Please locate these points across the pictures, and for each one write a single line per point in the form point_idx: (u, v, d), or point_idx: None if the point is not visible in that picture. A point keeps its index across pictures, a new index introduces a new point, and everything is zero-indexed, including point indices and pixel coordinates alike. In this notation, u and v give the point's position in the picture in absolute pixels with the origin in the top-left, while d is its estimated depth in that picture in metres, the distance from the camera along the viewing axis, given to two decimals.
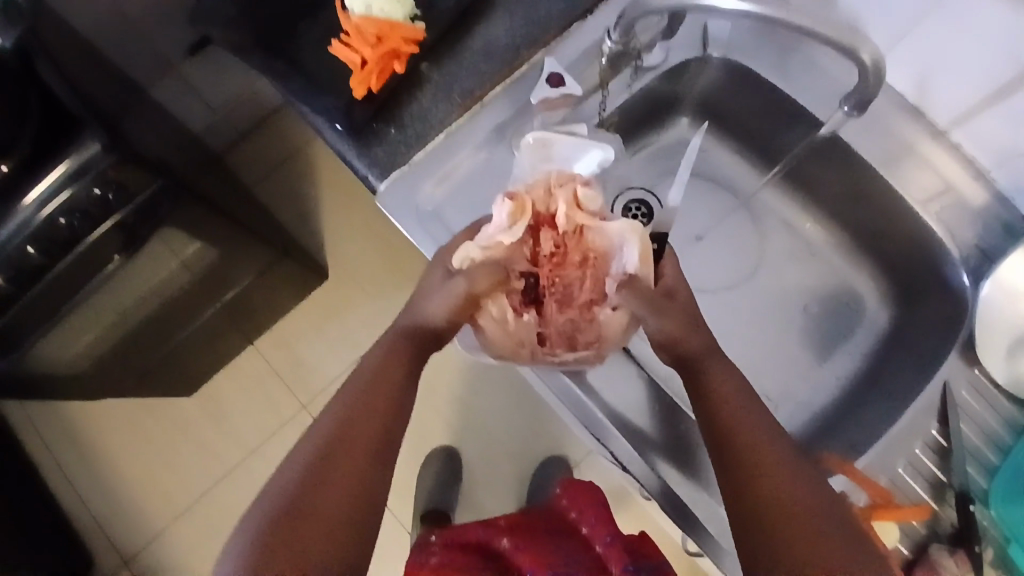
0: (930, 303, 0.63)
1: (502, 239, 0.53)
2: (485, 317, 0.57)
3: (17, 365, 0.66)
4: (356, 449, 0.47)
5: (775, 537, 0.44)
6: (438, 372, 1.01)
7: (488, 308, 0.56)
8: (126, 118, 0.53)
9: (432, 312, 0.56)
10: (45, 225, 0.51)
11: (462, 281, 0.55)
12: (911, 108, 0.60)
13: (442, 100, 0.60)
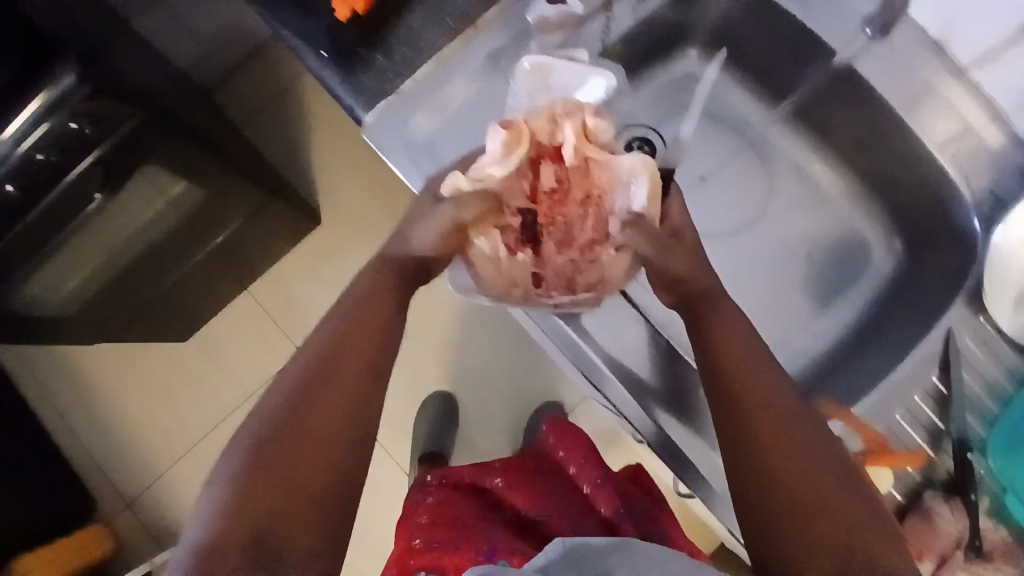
0: (939, 246, 0.67)
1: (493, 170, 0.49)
2: (474, 250, 0.52)
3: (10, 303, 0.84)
4: (340, 382, 0.46)
5: (769, 480, 0.43)
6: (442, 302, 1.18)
7: (477, 241, 0.52)
8: (101, 53, 0.69)
9: (420, 243, 0.53)
10: (22, 158, 0.65)
11: (449, 208, 0.51)
12: (933, 45, 0.62)
13: (434, 22, 0.58)
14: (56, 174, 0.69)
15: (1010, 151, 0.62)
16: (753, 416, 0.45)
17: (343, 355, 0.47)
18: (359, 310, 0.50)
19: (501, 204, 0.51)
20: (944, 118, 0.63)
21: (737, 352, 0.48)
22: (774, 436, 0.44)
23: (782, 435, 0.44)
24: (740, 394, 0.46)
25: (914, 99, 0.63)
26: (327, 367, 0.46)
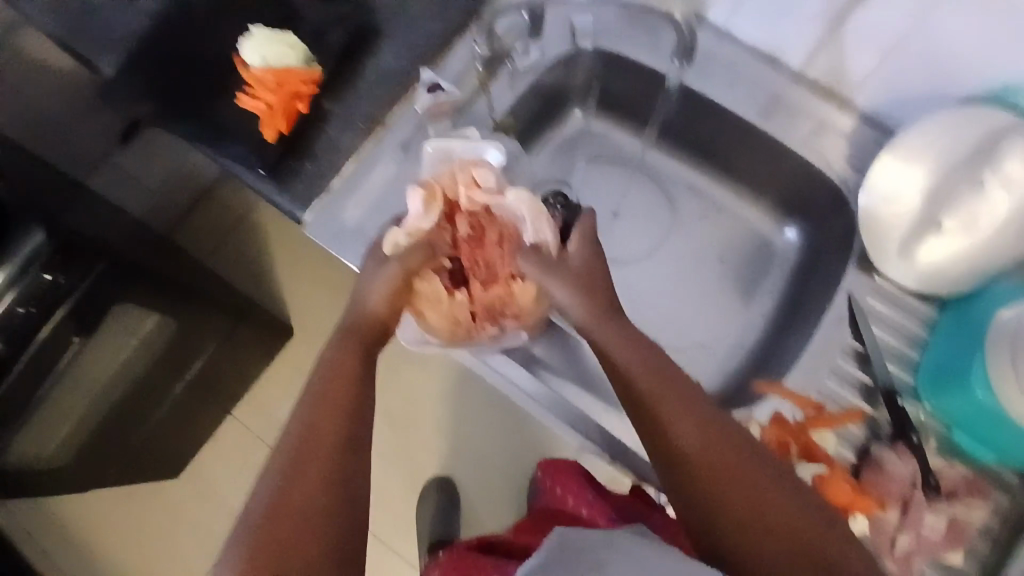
0: (829, 223, 0.76)
1: (421, 223, 0.59)
2: (419, 300, 0.59)
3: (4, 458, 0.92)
4: (315, 464, 0.49)
5: (705, 488, 0.47)
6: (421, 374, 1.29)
7: (421, 286, 0.59)
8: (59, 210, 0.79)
9: (371, 298, 0.57)
10: (7, 316, 0.75)
11: (394, 262, 0.57)
12: (770, 58, 0.74)
13: (348, 127, 0.68)
14: (35, 328, 0.78)
15: (859, 134, 0.72)
16: (680, 420, 0.48)
17: (316, 443, 0.49)
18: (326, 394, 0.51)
19: (433, 252, 0.59)
20: (803, 120, 0.73)
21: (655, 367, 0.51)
22: (696, 434, 0.48)
23: (705, 434, 0.48)
24: (664, 403, 0.49)
25: (768, 107, 0.73)
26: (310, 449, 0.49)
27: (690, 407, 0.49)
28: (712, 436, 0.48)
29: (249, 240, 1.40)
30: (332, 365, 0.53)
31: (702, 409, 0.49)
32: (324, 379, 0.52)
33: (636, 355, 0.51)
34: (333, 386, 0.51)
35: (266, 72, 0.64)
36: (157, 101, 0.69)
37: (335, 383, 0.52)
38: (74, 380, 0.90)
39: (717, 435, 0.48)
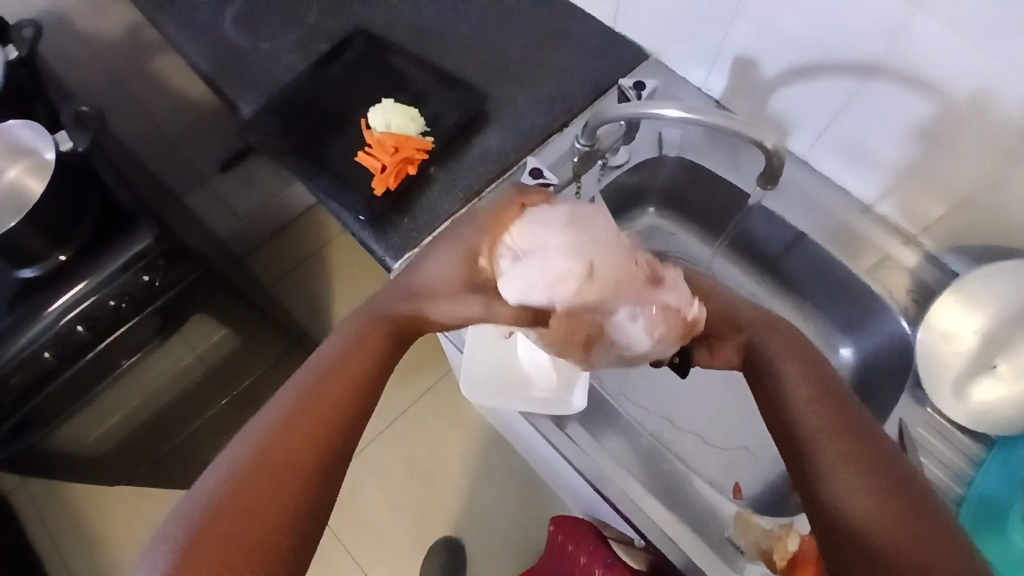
0: (883, 352, 0.80)
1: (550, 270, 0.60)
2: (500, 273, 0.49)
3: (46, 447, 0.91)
4: (318, 412, 0.45)
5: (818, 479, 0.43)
6: (457, 427, 1.33)
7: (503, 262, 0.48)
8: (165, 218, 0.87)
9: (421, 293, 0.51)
10: (100, 304, 0.80)
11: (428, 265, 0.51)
12: (839, 189, 0.80)
13: (448, 194, 0.75)
14: (119, 321, 0.83)
15: (923, 270, 0.76)
16: (853, 477, 0.42)
17: (290, 444, 0.44)
18: (317, 395, 0.46)
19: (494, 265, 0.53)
20: (867, 249, 0.78)
21: (841, 415, 0.45)
22: (863, 498, 0.41)
23: (877, 505, 0.41)
24: (838, 460, 0.43)
25: (832, 231, 0.79)
26: (278, 452, 0.43)
27: (873, 467, 0.42)
28: (895, 509, 0.40)
29: (318, 275, 1.50)
30: (345, 358, 0.48)
31: (888, 478, 0.42)
32: (329, 375, 0.47)
33: (812, 395, 0.46)
34: (334, 385, 0.46)
35: (388, 136, 0.74)
36: (284, 143, 0.78)
37: (342, 380, 0.47)
38: (132, 378, 0.93)
39: (903, 513, 0.40)
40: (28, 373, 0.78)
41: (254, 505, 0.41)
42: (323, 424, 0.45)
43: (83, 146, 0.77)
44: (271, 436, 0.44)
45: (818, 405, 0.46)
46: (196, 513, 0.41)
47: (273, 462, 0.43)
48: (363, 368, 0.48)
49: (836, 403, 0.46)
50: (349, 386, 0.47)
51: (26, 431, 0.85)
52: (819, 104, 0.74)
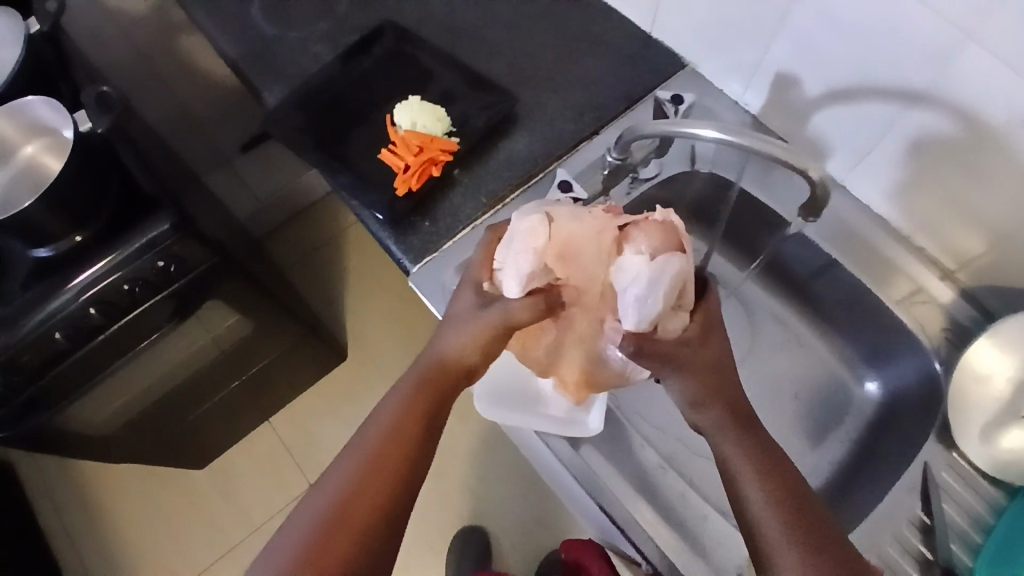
0: (910, 387, 0.77)
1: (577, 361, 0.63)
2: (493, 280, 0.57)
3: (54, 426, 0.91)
4: (392, 462, 0.50)
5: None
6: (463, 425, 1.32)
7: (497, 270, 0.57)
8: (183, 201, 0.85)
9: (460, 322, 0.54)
10: (114, 288, 0.79)
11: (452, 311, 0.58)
12: (876, 216, 0.77)
13: (471, 198, 0.73)
14: (133, 305, 0.83)
15: (957, 307, 0.74)
16: (797, 553, 0.47)
17: (356, 505, 0.48)
18: (391, 444, 0.50)
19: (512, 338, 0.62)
20: (901, 280, 0.75)
21: (783, 485, 0.50)
22: (806, 571, 0.46)
23: None
24: (786, 536, 0.48)
25: (867, 260, 0.76)
26: (348, 513, 0.47)
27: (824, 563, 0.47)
28: None
29: (334, 264, 1.50)
30: (402, 417, 0.52)
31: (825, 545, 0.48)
32: (387, 436, 0.51)
33: (771, 490, 0.49)
34: (392, 447, 0.50)
35: (412, 135, 0.72)
36: (306, 136, 0.76)
37: (409, 427, 0.51)
38: (143, 361, 0.92)
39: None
40: (39, 353, 0.78)
41: (326, 563, 0.46)
42: (393, 468, 0.50)
43: (103, 129, 0.75)
44: (339, 498, 0.48)
45: (764, 478, 0.50)
46: (284, 549, 0.47)
47: (340, 524, 0.47)
48: (417, 428, 0.51)
49: (794, 499, 0.49)
50: (404, 445, 0.51)
51: (36, 409, 0.85)
52: (861, 130, 0.71)
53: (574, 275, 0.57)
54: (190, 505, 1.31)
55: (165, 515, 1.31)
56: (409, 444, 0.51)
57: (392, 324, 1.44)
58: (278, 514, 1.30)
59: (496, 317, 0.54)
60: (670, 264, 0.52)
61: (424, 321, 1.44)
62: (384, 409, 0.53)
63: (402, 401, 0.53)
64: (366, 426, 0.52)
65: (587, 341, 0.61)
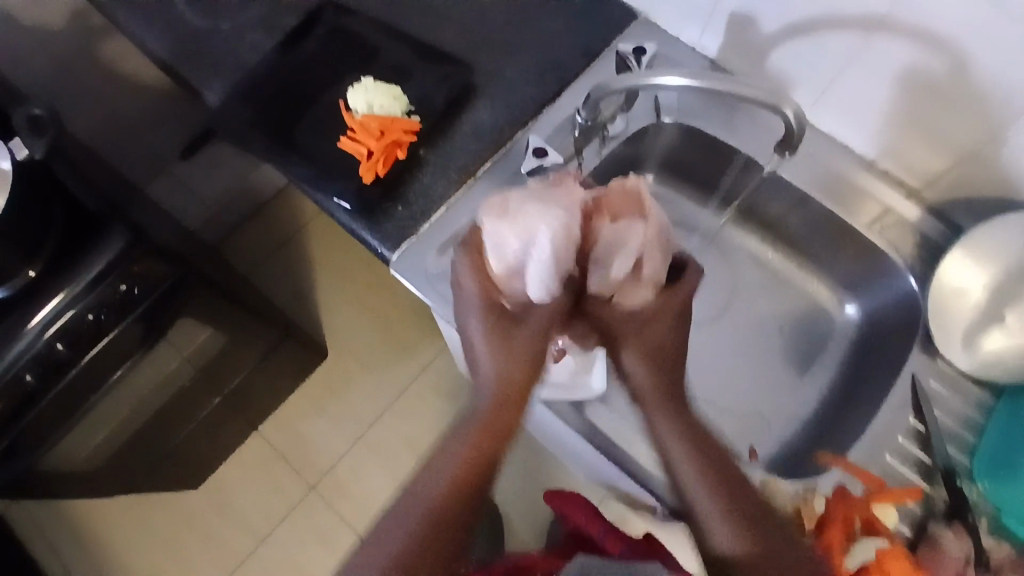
0: (894, 307, 0.79)
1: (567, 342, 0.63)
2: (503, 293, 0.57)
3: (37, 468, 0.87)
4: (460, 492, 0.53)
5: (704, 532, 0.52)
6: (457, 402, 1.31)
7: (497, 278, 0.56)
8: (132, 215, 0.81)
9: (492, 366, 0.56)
10: (78, 318, 0.76)
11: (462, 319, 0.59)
12: (840, 145, 0.79)
13: (441, 176, 0.71)
14: (100, 333, 0.79)
15: (926, 224, 0.76)
16: (729, 524, 0.51)
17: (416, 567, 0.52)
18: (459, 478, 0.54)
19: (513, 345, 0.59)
20: (868, 204, 0.78)
21: (710, 454, 0.54)
22: (731, 530, 0.51)
23: (738, 532, 0.51)
24: (714, 501, 0.52)
25: (836, 188, 0.78)
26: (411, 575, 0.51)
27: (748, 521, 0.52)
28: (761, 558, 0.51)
29: (300, 260, 1.46)
30: (458, 470, 0.54)
31: (750, 514, 0.52)
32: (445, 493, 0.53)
33: (699, 458, 0.53)
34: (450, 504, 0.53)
35: (371, 118, 0.70)
36: (259, 133, 0.73)
37: (474, 461, 0.54)
38: (123, 389, 0.89)
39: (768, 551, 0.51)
40: (11, 399, 0.75)
41: None
42: (461, 499, 0.53)
43: (41, 153, 0.73)
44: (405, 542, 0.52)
45: (697, 453, 0.54)
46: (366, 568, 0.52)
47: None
48: (473, 480, 0.54)
49: (718, 464, 0.54)
50: (459, 501, 0.53)
51: (15, 455, 0.81)
52: (819, 62, 0.72)
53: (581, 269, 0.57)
54: (190, 525, 1.29)
55: (167, 538, 1.28)
56: (464, 498, 0.53)
57: (369, 314, 1.42)
58: (283, 519, 1.29)
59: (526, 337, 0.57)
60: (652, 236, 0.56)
61: (402, 306, 1.42)
62: (442, 462, 0.55)
63: (457, 453, 0.54)
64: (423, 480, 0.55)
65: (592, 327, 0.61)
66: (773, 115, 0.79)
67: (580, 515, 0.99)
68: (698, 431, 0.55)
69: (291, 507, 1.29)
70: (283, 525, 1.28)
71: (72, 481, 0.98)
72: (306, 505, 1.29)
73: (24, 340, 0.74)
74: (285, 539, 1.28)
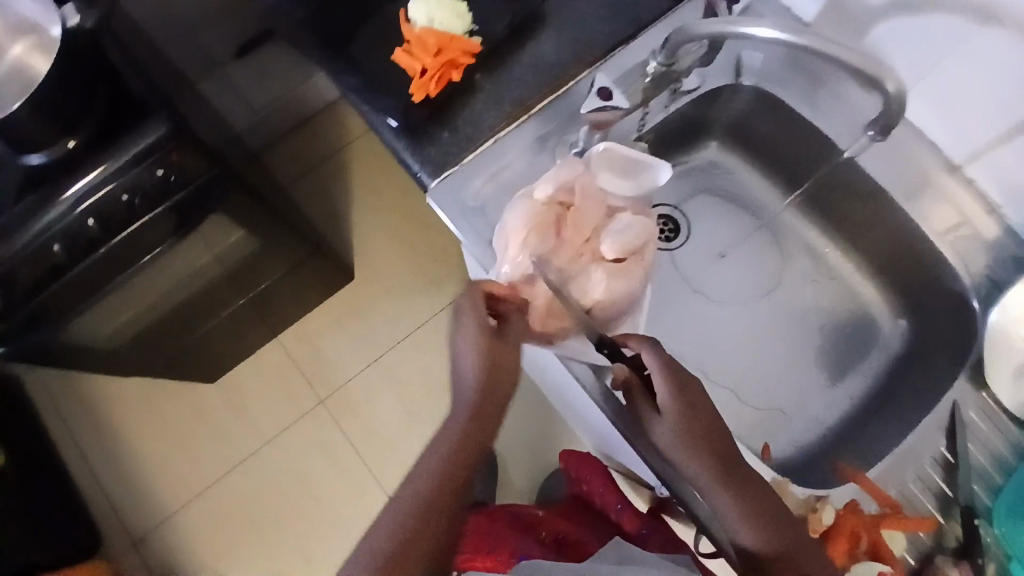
0: (942, 323, 0.74)
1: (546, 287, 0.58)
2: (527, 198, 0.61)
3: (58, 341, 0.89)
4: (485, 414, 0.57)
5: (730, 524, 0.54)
6: None
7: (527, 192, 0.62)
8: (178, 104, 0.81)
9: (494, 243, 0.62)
10: (112, 199, 0.75)
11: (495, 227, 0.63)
12: (928, 142, 0.72)
13: (494, 106, 0.67)
14: (132, 218, 0.78)
15: (1001, 244, 0.70)
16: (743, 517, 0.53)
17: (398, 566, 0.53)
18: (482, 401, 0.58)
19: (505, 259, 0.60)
20: (943, 210, 0.71)
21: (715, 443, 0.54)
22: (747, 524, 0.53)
23: (756, 525, 0.53)
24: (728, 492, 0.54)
25: (917, 188, 0.72)
26: (433, 520, 0.55)
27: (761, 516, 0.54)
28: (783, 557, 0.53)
29: (339, 177, 1.44)
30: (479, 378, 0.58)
31: (771, 517, 0.54)
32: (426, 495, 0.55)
33: (706, 450, 0.54)
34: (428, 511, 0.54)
35: (429, 32, 0.66)
36: (312, 33, 0.69)
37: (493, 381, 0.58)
38: (148, 278, 0.89)
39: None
40: (39, 266, 0.76)
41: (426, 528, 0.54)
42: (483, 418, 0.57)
43: (91, 25, 0.74)
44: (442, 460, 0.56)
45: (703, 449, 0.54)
46: (410, 496, 0.56)
47: (433, 521, 0.55)
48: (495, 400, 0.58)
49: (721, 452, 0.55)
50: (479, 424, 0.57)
51: (37, 323, 0.83)
52: (930, 42, 0.65)
53: (584, 208, 0.60)
54: (200, 417, 1.33)
55: (177, 428, 1.32)
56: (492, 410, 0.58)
57: (400, 242, 1.40)
58: (289, 427, 1.31)
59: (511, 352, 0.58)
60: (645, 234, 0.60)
61: (435, 237, 1.40)
62: (421, 469, 0.57)
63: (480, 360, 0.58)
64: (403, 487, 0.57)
65: (562, 272, 0.59)
66: (865, 94, 0.72)
67: (598, 486, 0.96)
68: (710, 429, 0.55)
69: (296, 418, 1.32)
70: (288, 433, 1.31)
71: (90, 358, 1.00)
72: (314, 417, 1.32)
73: (53, 213, 0.75)
74: (288, 450, 1.30)
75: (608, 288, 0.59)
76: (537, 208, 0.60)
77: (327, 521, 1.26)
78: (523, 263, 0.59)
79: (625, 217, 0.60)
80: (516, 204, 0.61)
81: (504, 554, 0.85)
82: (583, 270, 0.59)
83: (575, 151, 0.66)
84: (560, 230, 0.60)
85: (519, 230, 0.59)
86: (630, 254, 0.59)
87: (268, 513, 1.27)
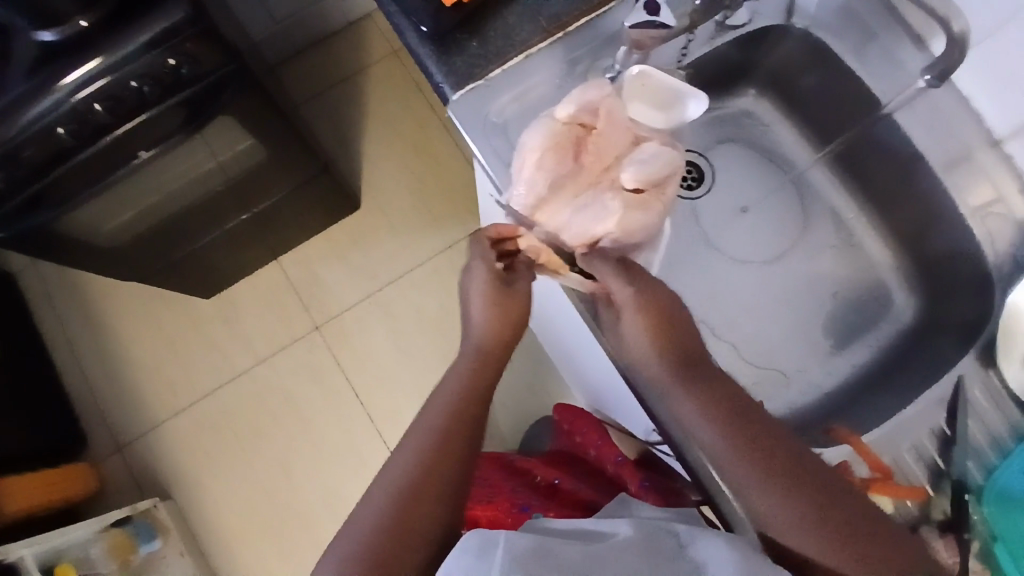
0: (957, 302, 0.73)
1: (559, 218, 0.57)
2: (554, 118, 0.58)
3: (56, 233, 0.86)
4: (492, 353, 0.58)
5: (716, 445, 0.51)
6: None
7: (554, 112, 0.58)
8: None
9: (514, 163, 0.59)
10: (121, 84, 0.71)
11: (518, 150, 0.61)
12: (972, 113, 0.69)
13: (529, 20, 0.63)
14: (140, 106, 0.75)
15: None
16: (718, 430, 0.50)
17: (434, 477, 0.51)
18: (488, 343, 0.57)
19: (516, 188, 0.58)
20: (977, 186, 0.68)
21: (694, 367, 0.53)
22: (724, 437, 0.50)
23: (736, 438, 0.50)
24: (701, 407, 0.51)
25: (954, 160, 0.69)
26: (447, 448, 0.52)
27: (743, 429, 0.50)
28: (778, 477, 0.48)
29: (354, 98, 1.40)
30: (490, 317, 0.57)
31: (757, 435, 0.50)
32: (449, 415, 0.54)
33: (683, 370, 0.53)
34: (454, 425, 0.53)
35: None
36: None
37: (502, 320, 0.57)
38: (149, 174, 0.87)
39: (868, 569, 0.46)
40: (42, 148, 0.73)
41: (444, 457, 0.52)
42: (488, 356, 0.57)
43: None
44: (453, 395, 0.55)
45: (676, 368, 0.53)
46: (421, 435, 0.53)
47: (449, 452, 0.52)
48: (503, 337, 0.58)
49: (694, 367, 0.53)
50: (485, 362, 0.57)
51: (36, 209, 0.80)
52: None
53: (608, 134, 0.57)
54: (195, 330, 1.32)
55: (171, 338, 1.32)
56: (500, 344, 0.58)
57: (412, 175, 1.37)
58: (282, 348, 1.31)
59: (518, 295, 0.58)
60: (666, 170, 0.56)
61: (449, 172, 1.37)
62: (434, 404, 0.55)
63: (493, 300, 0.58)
64: (416, 422, 0.55)
65: (577, 198, 0.56)
66: (916, 53, 0.68)
67: (596, 439, 0.90)
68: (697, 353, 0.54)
69: (290, 340, 1.31)
70: (281, 354, 1.30)
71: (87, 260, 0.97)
72: (308, 341, 1.31)
73: (54, 97, 0.70)
74: (281, 372, 1.30)
75: (622, 220, 0.55)
76: (558, 128, 0.57)
77: (312, 442, 1.27)
78: (537, 184, 0.56)
79: (648, 150, 0.56)
80: (540, 123, 0.58)
81: (506, 499, 0.81)
82: (599, 197, 0.56)
83: (610, 75, 0.63)
84: (580, 155, 0.57)
85: (536, 148, 0.57)
86: (650, 186, 0.56)
87: (255, 430, 1.27)
